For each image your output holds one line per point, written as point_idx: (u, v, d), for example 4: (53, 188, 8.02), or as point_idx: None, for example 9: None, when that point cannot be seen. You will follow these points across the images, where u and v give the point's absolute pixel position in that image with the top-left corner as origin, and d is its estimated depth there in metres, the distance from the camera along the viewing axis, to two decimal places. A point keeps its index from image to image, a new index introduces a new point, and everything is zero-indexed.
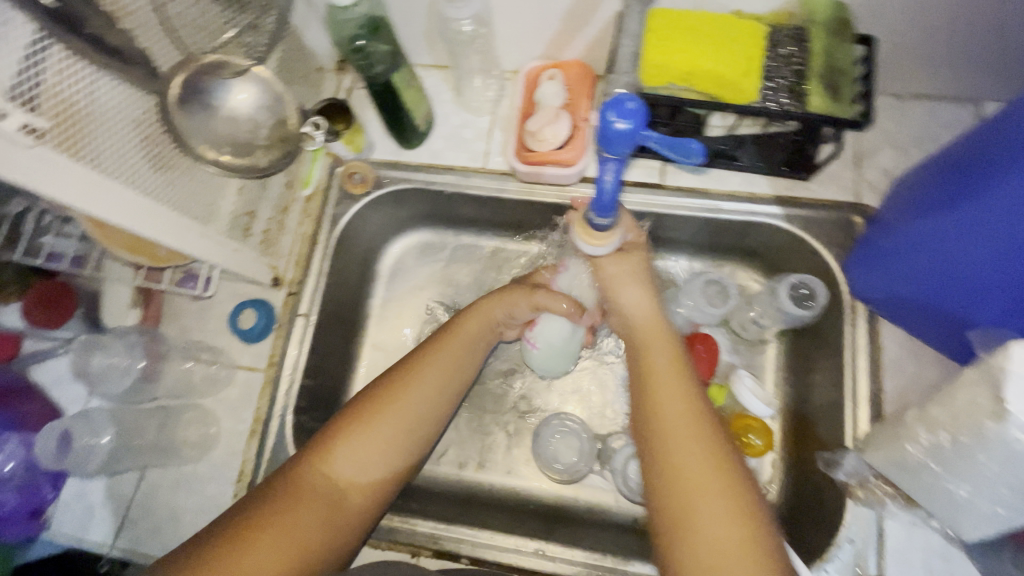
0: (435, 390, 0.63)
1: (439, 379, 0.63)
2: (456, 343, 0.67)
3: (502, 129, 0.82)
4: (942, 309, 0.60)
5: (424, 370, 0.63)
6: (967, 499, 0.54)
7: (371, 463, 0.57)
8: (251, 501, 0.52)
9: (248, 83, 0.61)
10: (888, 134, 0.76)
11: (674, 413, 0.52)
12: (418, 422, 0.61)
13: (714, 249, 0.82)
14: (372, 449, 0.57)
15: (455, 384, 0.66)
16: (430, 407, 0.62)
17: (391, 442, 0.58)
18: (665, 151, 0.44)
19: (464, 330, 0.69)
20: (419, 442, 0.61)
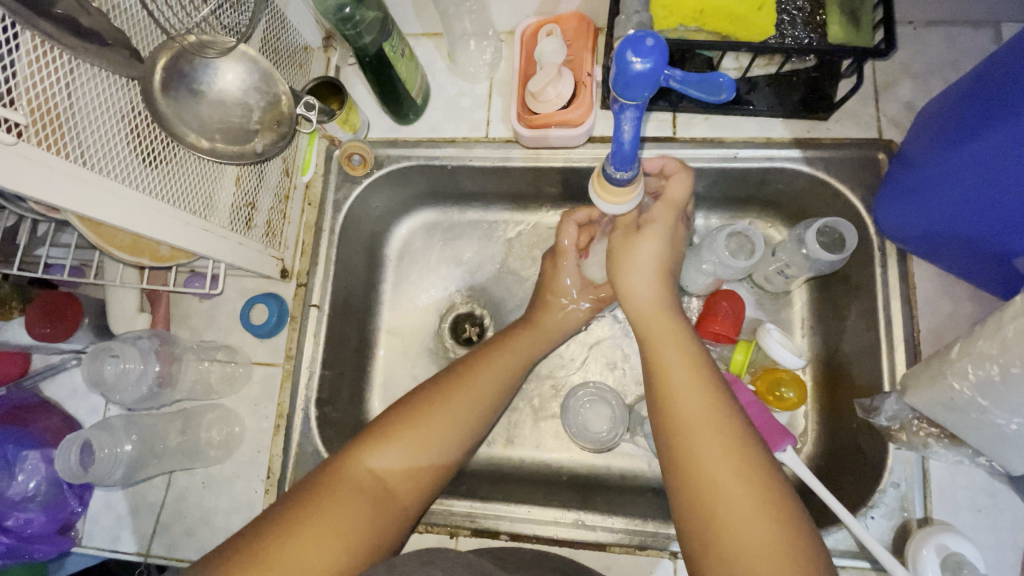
0: (482, 393, 0.64)
1: (488, 385, 0.65)
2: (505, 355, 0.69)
3: (501, 94, 0.78)
4: (977, 241, 0.57)
5: (474, 376, 0.65)
6: (1018, 432, 0.52)
7: (414, 460, 0.57)
8: (285, 505, 0.51)
9: (235, 63, 0.57)
10: (906, 63, 0.72)
11: (693, 407, 0.52)
12: (463, 426, 0.61)
13: (731, 202, 0.80)
14: (418, 449, 0.57)
15: (501, 391, 0.66)
16: (475, 412, 0.63)
17: (432, 445, 0.58)
18: (689, 88, 0.42)
19: (518, 347, 0.70)
20: (465, 444, 0.62)
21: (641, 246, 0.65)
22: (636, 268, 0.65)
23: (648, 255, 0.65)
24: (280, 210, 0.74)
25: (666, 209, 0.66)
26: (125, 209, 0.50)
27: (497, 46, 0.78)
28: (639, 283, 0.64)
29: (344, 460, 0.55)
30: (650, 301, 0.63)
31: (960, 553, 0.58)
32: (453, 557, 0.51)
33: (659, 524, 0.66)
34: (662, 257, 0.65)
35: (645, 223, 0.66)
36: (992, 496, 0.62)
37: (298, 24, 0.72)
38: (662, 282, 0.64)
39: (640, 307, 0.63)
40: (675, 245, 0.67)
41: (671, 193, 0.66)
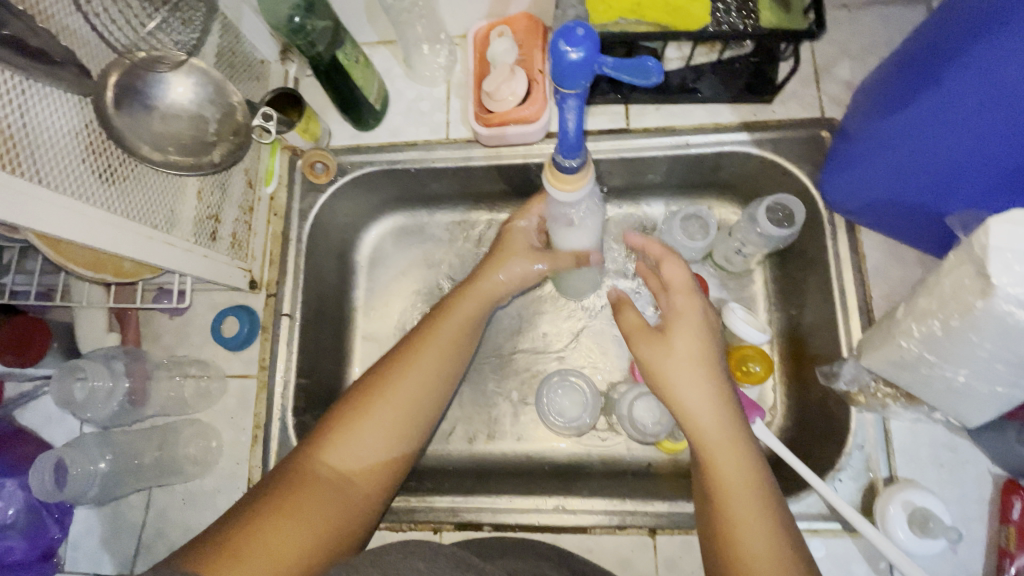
0: (433, 372, 0.63)
1: (437, 361, 0.64)
2: (452, 319, 0.67)
3: (459, 95, 0.80)
4: (914, 205, 0.60)
5: (421, 353, 0.64)
6: (966, 383, 0.54)
7: (374, 443, 0.57)
8: (253, 500, 0.52)
9: (185, 77, 0.59)
10: (843, 44, 0.75)
11: (765, 562, 0.47)
12: (418, 403, 0.61)
13: (689, 187, 0.83)
14: (378, 432, 0.58)
15: (456, 363, 0.66)
16: (428, 391, 0.62)
17: (391, 430, 0.59)
18: (622, 75, 0.44)
19: (459, 309, 0.69)
20: (422, 424, 0.62)
21: (678, 343, 0.57)
22: (683, 377, 0.55)
23: (693, 360, 0.56)
24: (245, 221, 0.74)
25: (685, 298, 0.59)
26: (84, 225, 0.50)
27: (451, 49, 0.80)
28: (697, 392, 0.55)
29: (308, 450, 0.56)
30: (708, 420, 0.54)
31: (925, 507, 0.60)
32: (435, 546, 0.48)
33: (637, 503, 0.67)
34: (708, 357, 0.56)
35: (670, 322, 0.58)
36: (953, 451, 0.64)
37: (253, 38, 0.74)
38: (715, 391, 0.55)
39: (700, 427, 0.54)
40: (714, 337, 0.58)
41: (666, 276, 0.61)
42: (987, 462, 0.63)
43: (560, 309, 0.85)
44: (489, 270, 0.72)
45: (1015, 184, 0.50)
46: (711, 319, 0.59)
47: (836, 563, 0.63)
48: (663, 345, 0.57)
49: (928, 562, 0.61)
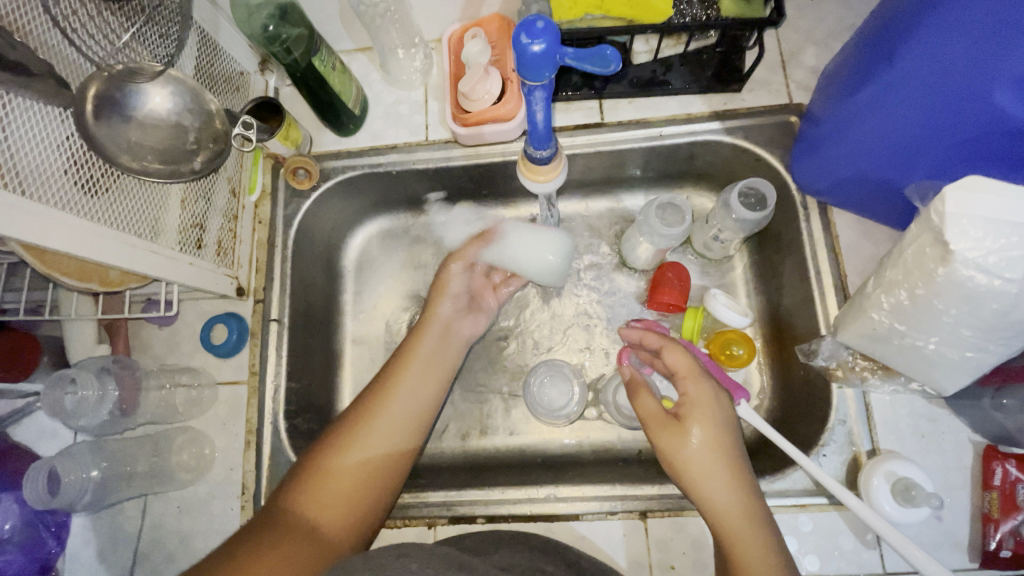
0: (402, 416, 0.66)
1: (402, 406, 0.67)
2: (417, 361, 0.71)
3: (436, 98, 0.82)
4: (879, 181, 0.62)
5: (387, 395, 0.67)
6: (937, 351, 0.55)
7: (346, 476, 0.60)
8: (233, 543, 0.53)
9: (163, 86, 0.60)
10: (807, 32, 0.77)
11: None
12: (391, 447, 0.64)
13: (666, 178, 0.85)
14: (349, 467, 0.61)
15: (426, 402, 0.69)
16: (399, 433, 0.65)
17: (364, 467, 0.61)
18: (584, 63, 0.45)
19: (418, 353, 0.72)
20: (398, 466, 0.64)
21: (694, 431, 0.57)
22: (703, 470, 0.55)
23: (711, 451, 0.56)
24: (230, 229, 0.75)
25: (695, 385, 0.60)
26: (69, 235, 0.51)
27: (427, 52, 0.82)
28: (713, 476, 0.55)
29: (286, 491, 0.58)
30: (730, 513, 0.54)
31: (909, 476, 0.61)
32: (429, 548, 0.48)
33: (628, 486, 0.68)
34: (722, 442, 0.57)
35: (686, 410, 0.58)
36: (933, 421, 0.65)
37: (230, 50, 0.74)
38: (735, 481, 0.55)
39: (724, 519, 0.54)
40: (731, 424, 0.58)
41: (671, 365, 0.62)
42: (967, 431, 0.64)
43: (546, 303, 0.87)
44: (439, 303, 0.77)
45: (972, 151, 0.50)
46: (725, 403, 0.59)
47: (824, 536, 0.64)
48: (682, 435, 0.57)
49: (914, 531, 0.62)
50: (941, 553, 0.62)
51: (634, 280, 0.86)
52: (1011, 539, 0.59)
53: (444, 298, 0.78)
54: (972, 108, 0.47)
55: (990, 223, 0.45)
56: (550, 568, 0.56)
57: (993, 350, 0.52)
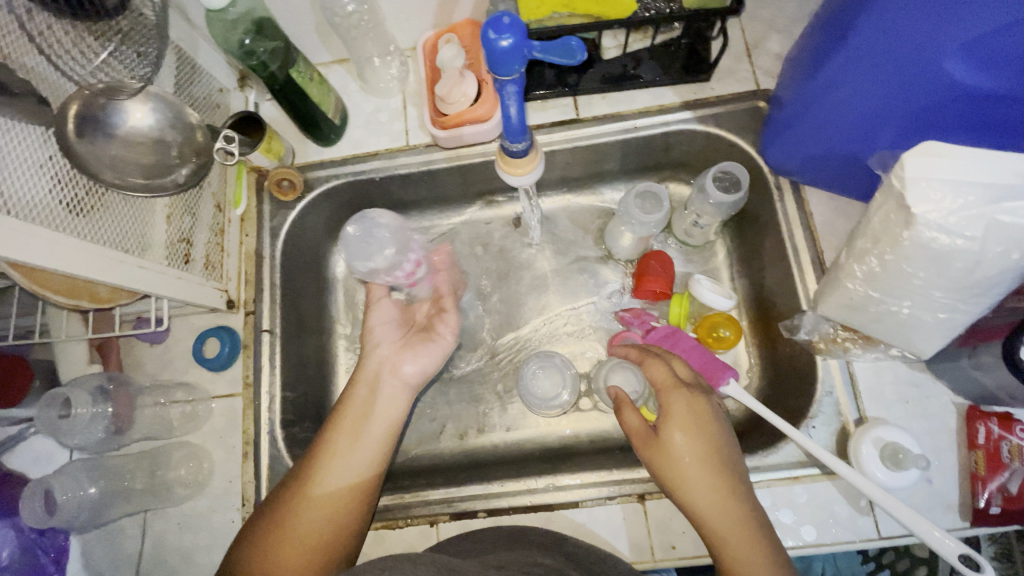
0: (344, 463, 0.64)
1: (341, 455, 0.64)
2: (351, 417, 0.67)
3: (415, 104, 0.83)
4: (847, 156, 0.64)
5: (329, 447, 0.65)
6: (912, 315, 0.57)
7: (297, 547, 0.58)
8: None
9: (143, 103, 0.61)
10: (769, 20, 0.80)
11: None
12: (335, 503, 0.62)
13: (643, 169, 0.87)
14: (290, 541, 0.59)
15: (366, 459, 0.65)
16: (343, 485, 0.63)
17: (308, 539, 0.59)
18: (550, 56, 0.49)
19: (358, 399, 0.69)
20: (348, 516, 0.62)
21: (672, 443, 0.57)
22: (686, 477, 0.56)
23: (693, 456, 0.56)
24: (217, 243, 0.76)
25: (673, 394, 0.60)
26: (60, 253, 0.52)
27: (402, 60, 0.83)
28: (699, 485, 0.55)
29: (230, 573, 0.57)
30: (718, 515, 0.54)
31: (896, 441, 0.63)
32: (415, 559, 0.48)
33: (625, 472, 0.70)
34: (703, 450, 0.56)
35: (663, 420, 0.58)
36: (916, 386, 0.67)
37: (209, 67, 0.75)
38: (720, 485, 0.55)
39: (712, 522, 0.54)
40: (713, 427, 0.58)
41: (653, 377, 0.63)
42: (950, 394, 0.66)
43: (534, 299, 0.88)
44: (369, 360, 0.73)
45: (929, 120, 0.53)
46: (705, 407, 0.59)
47: (819, 507, 0.65)
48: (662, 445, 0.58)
49: (905, 494, 0.64)
50: (934, 515, 0.63)
51: (619, 271, 0.88)
52: (999, 496, 0.60)
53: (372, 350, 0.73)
54: (925, 76, 0.49)
55: (951, 183, 0.47)
56: (548, 561, 0.56)
57: (964, 309, 0.55)
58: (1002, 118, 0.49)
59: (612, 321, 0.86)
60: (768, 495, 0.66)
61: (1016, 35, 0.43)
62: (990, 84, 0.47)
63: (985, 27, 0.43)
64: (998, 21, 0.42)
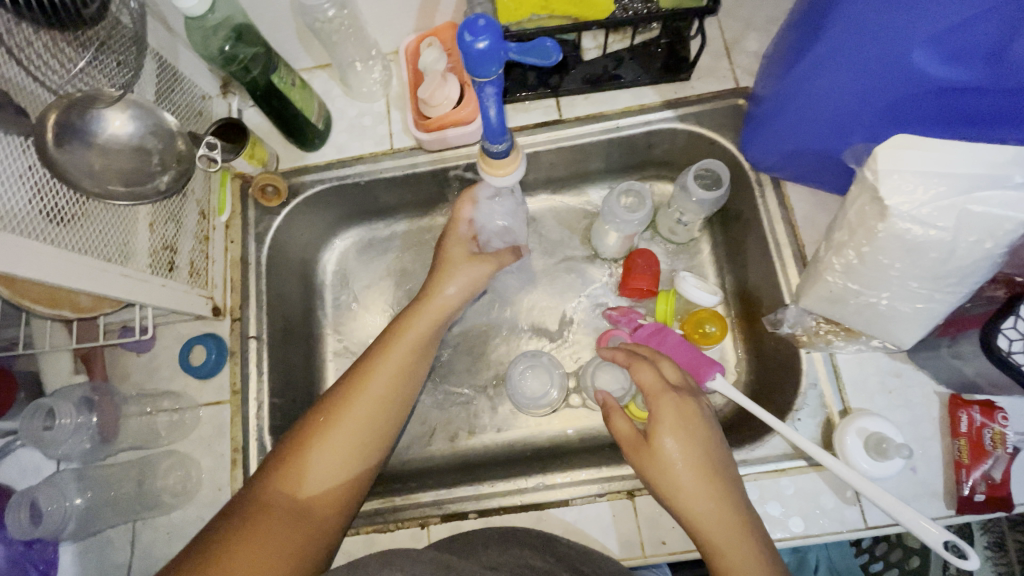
0: (392, 379, 0.67)
1: (394, 370, 0.67)
2: (402, 345, 0.69)
3: (398, 107, 0.84)
4: (824, 151, 0.65)
5: (383, 361, 0.67)
6: (890, 306, 0.58)
7: (339, 455, 0.62)
8: (214, 527, 0.56)
9: (121, 111, 0.62)
10: (747, 19, 0.81)
11: None
12: (380, 416, 0.65)
13: (626, 169, 0.88)
14: (327, 460, 0.61)
15: (405, 388, 0.68)
16: (391, 398, 0.66)
17: (350, 451, 0.63)
18: (527, 57, 0.49)
19: (411, 326, 0.70)
20: (387, 428, 0.66)
21: (663, 449, 0.57)
22: (677, 482, 0.56)
23: (683, 463, 0.56)
24: (201, 250, 0.76)
25: (663, 399, 0.59)
26: (42, 263, 0.52)
27: (384, 64, 0.83)
28: (691, 489, 0.55)
29: (259, 485, 0.59)
30: (709, 517, 0.54)
31: (880, 431, 0.64)
32: (414, 555, 0.49)
33: (613, 469, 0.70)
34: (693, 454, 0.57)
35: (653, 426, 0.58)
36: (898, 376, 0.68)
37: (190, 74, 0.75)
38: (711, 487, 0.55)
39: (703, 524, 0.55)
40: (702, 429, 0.58)
41: (641, 381, 0.62)
42: (932, 383, 0.67)
43: (523, 300, 0.88)
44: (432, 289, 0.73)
45: (902, 113, 0.54)
46: (693, 411, 0.59)
47: (806, 498, 0.65)
48: (653, 451, 0.57)
49: (890, 484, 0.64)
50: (919, 503, 0.64)
51: (605, 270, 0.88)
52: (983, 483, 0.61)
53: (450, 277, 0.73)
54: (896, 70, 0.50)
55: (921, 175, 0.49)
56: (539, 562, 0.56)
57: (940, 299, 0.56)
58: (974, 110, 0.50)
59: (599, 320, 0.86)
60: (756, 488, 0.66)
61: (982, 27, 0.44)
62: (960, 76, 0.48)
63: (951, 20, 0.44)
64: (962, 14, 0.43)
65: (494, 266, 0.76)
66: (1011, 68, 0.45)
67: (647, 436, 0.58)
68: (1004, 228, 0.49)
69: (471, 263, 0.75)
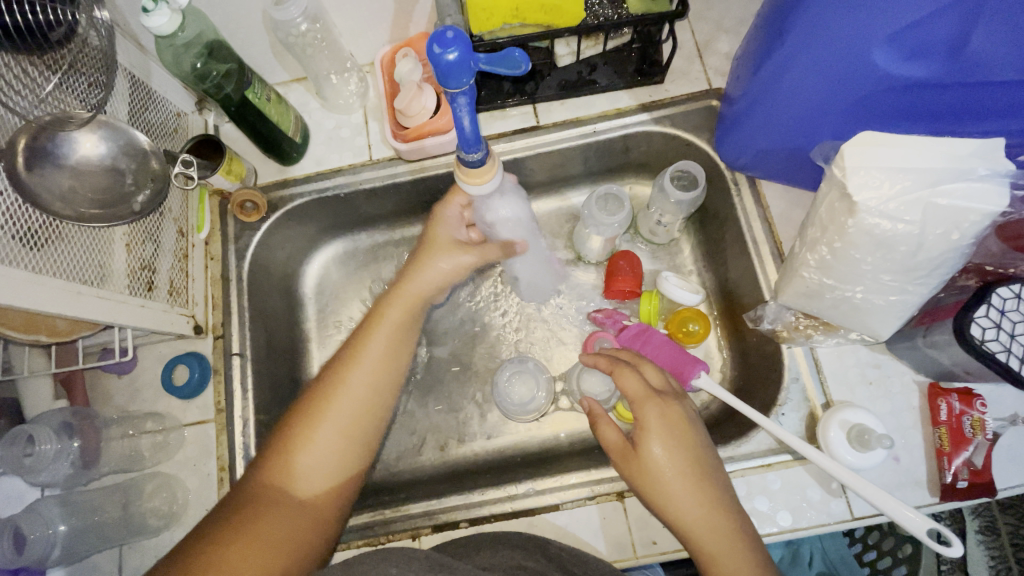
0: (381, 367, 0.66)
1: (382, 356, 0.66)
2: (383, 332, 0.67)
3: (376, 119, 0.84)
4: (796, 149, 0.66)
5: (369, 343, 0.66)
6: (864, 299, 0.59)
7: (331, 450, 0.62)
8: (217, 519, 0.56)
9: (93, 132, 0.61)
10: (717, 20, 0.82)
11: None
12: (370, 405, 0.65)
13: (605, 172, 0.89)
14: (319, 454, 0.61)
15: (391, 376, 0.67)
16: (379, 386, 0.66)
17: (342, 446, 0.62)
18: (496, 67, 0.50)
19: (388, 316, 0.68)
20: (380, 417, 0.66)
21: (650, 457, 0.57)
22: (666, 488, 0.56)
23: (673, 470, 0.56)
24: (181, 268, 0.75)
25: (647, 406, 0.59)
26: (16, 289, 0.51)
27: (360, 75, 0.83)
28: (680, 492, 0.56)
29: (258, 475, 0.60)
30: (697, 519, 0.55)
31: (861, 423, 0.64)
32: (409, 553, 0.48)
33: (603, 471, 0.70)
34: (680, 459, 0.57)
35: (640, 434, 0.58)
36: (878, 367, 0.69)
37: (166, 92, 0.75)
38: (699, 490, 0.56)
39: (691, 526, 0.55)
40: (689, 433, 0.59)
41: (625, 389, 0.62)
42: (911, 373, 0.68)
43: (508, 305, 0.89)
44: (410, 277, 0.70)
45: (867, 110, 0.55)
46: (679, 416, 0.59)
47: (793, 492, 0.66)
48: (641, 459, 0.58)
49: (874, 474, 0.65)
50: (903, 492, 0.64)
51: (589, 273, 0.89)
52: (966, 470, 0.62)
53: (426, 262, 0.70)
54: (858, 69, 0.51)
55: (887, 170, 0.51)
56: (531, 562, 0.57)
57: (912, 291, 0.57)
58: (937, 104, 0.52)
59: (585, 322, 0.87)
60: (743, 484, 0.67)
61: (937, 24, 0.45)
62: (921, 72, 0.49)
63: (909, 18, 0.45)
64: (918, 13, 0.45)
65: (476, 258, 0.71)
66: (969, 62, 0.47)
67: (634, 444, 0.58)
68: (970, 219, 0.50)
69: (449, 251, 0.70)
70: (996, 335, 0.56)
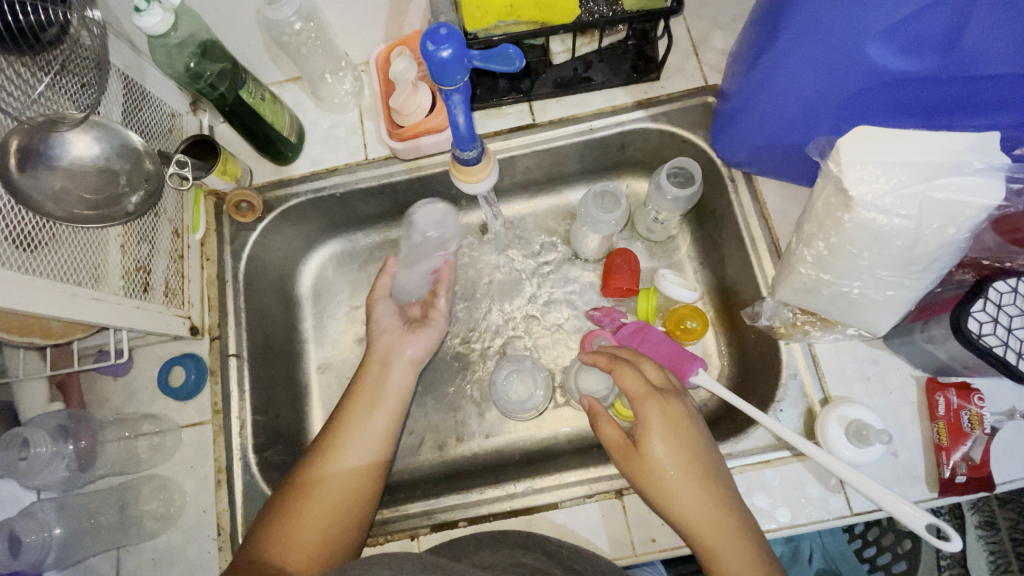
0: (368, 423, 0.69)
1: (366, 413, 0.70)
2: (365, 392, 0.72)
3: (371, 118, 0.84)
4: (791, 145, 0.66)
5: (352, 405, 0.71)
6: (862, 294, 0.59)
7: (319, 511, 0.62)
8: None
9: (86, 132, 0.61)
10: (713, 17, 0.82)
11: None
12: (357, 459, 0.67)
13: (601, 170, 0.89)
14: (307, 516, 0.61)
15: (379, 430, 0.69)
16: (365, 442, 0.68)
17: (331, 499, 0.63)
18: (490, 64, 0.50)
19: (369, 379, 0.73)
20: (371, 471, 0.67)
21: (653, 455, 0.57)
22: (670, 485, 0.56)
23: (675, 466, 0.56)
24: (176, 269, 0.75)
25: (647, 404, 0.59)
26: (11, 291, 0.51)
27: (355, 74, 0.83)
28: (683, 491, 0.56)
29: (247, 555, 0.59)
30: (701, 516, 0.55)
31: (860, 419, 0.64)
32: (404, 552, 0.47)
33: (602, 469, 0.70)
34: (682, 456, 0.57)
35: (642, 432, 0.58)
36: (876, 362, 0.69)
37: (160, 93, 0.75)
38: (702, 487, 0.56)
39: (695, 524, 0.55)
40: (690, 430, 0.59)
41: (625, 388, 0.62)
42: (909, 368, 0.68)
43: (504, 304, 0.88)
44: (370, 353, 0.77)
45: (862, 104, 0.55)
46: (680, 414, 0.59)
47: (791, 488, 0.66)
48: (644, 456, 0.58)
49: (872, 469, 0.65)
50: (902, 488, 0.64)
51: (586, 271, 0.89)
52: (964, 465, 0.62)
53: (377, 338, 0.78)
54: (852, 64, 0.51)
55: (882, 165, 0.51)
56: (532, 561, 0.56)
57: (909, 285, 0.57)
58: (931, 99, 0.52)
59: (582, 321, 0.87)
60: (742, 480, 0.67)
61: (931, 17, 0.45)
62: (915, 67, 0.49)
63: (903, 13, 0.45)
64: (913, 7, 0.45)
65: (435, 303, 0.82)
66: (963, 56, 0.47)
67: (636, 442, 0.58)
68: (966, 213, 0.50)
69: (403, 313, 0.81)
70: (993, 329, 0.55)
